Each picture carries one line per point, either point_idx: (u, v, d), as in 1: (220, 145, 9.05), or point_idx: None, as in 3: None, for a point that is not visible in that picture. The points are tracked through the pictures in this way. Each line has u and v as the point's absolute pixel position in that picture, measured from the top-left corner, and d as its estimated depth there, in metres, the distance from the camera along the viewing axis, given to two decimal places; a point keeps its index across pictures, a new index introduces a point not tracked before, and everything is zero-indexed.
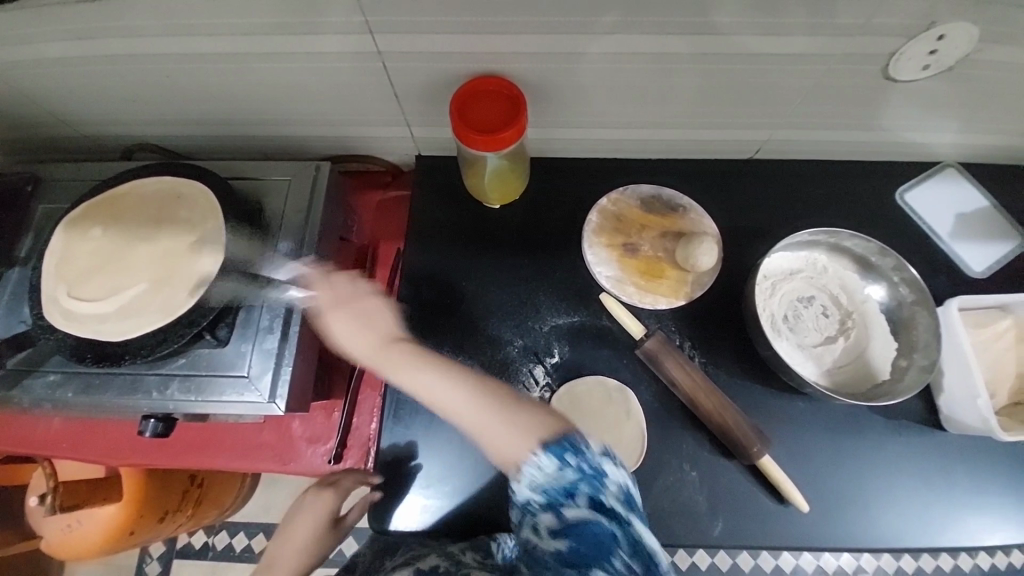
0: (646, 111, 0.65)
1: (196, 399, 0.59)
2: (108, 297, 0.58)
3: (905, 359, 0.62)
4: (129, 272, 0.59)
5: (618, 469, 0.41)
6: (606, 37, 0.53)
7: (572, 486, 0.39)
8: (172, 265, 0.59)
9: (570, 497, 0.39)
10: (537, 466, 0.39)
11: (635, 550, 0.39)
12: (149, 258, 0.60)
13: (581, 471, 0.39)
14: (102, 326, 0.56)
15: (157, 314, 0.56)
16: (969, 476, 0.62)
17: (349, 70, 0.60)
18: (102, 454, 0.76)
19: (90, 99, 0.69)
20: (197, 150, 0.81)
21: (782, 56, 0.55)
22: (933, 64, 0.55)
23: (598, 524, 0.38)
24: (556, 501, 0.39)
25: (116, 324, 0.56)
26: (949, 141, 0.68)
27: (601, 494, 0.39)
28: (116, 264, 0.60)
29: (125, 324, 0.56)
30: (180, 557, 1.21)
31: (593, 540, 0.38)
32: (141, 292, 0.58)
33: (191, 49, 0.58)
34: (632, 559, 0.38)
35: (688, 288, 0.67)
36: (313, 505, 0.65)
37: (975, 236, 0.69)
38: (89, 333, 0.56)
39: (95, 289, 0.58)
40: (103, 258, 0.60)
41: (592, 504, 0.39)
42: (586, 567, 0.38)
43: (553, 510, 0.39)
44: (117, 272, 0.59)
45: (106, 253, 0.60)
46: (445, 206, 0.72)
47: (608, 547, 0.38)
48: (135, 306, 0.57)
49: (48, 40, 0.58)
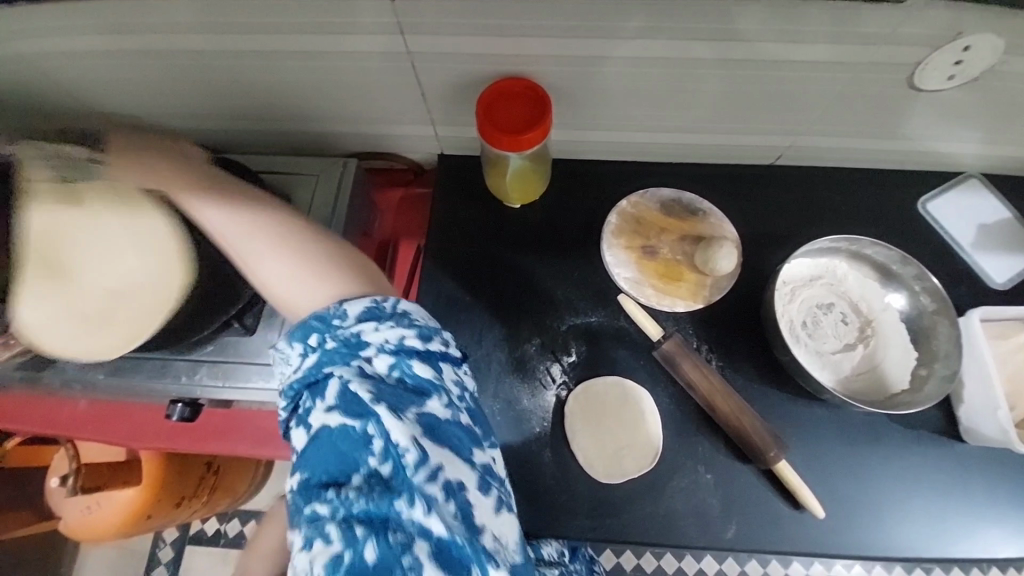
0: (668, 115, 0.66)
1: (223, 385, 0.61)
2: None
3: (925, 368, 0.62)
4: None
5: (386, 342, 0.45)
6: (632, 41, 0.54)
7: (318, 375, 0.45)
8: None
9: (320, 395, 0.45)
10: (297, 348, 0.47)
11: (385, 449, 0.42)
12: None
13: (331, 350, 0.46)
14: None
15: None
16: (987, 489, 0.61)
17: (378, 69, 0.61)
18: (126, 436, 0.78)
19: (126, 92, 0.72)
20: (226, 145, 0.83)
21: (807, 64, 0.55)
22: (959, 74, 0.55)
23: (341, 424, 0.43)
24: (306, 403, 0.45)
25: None
26: (973, 151, 0.68)
27: (348, 380, 0.44)
28: None
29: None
30: (193, 543, 1.23)
31: (333, 450, 0.43)
32: None
33: (226, 46, 0.60)
34: (378, 461, 0.42)
35: (705, 292, 0.67)
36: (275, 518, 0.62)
37: (998, 248, 0.69)
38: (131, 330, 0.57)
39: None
40: None
41: (337, 404, 0.44)
42: (330, 475, 0.43)
43: (304, 420, 0.45)
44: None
45: None
46: (467, 204, 0.74)
47: (354, 450, 0.43)
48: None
49: (91, 34, 0.60)
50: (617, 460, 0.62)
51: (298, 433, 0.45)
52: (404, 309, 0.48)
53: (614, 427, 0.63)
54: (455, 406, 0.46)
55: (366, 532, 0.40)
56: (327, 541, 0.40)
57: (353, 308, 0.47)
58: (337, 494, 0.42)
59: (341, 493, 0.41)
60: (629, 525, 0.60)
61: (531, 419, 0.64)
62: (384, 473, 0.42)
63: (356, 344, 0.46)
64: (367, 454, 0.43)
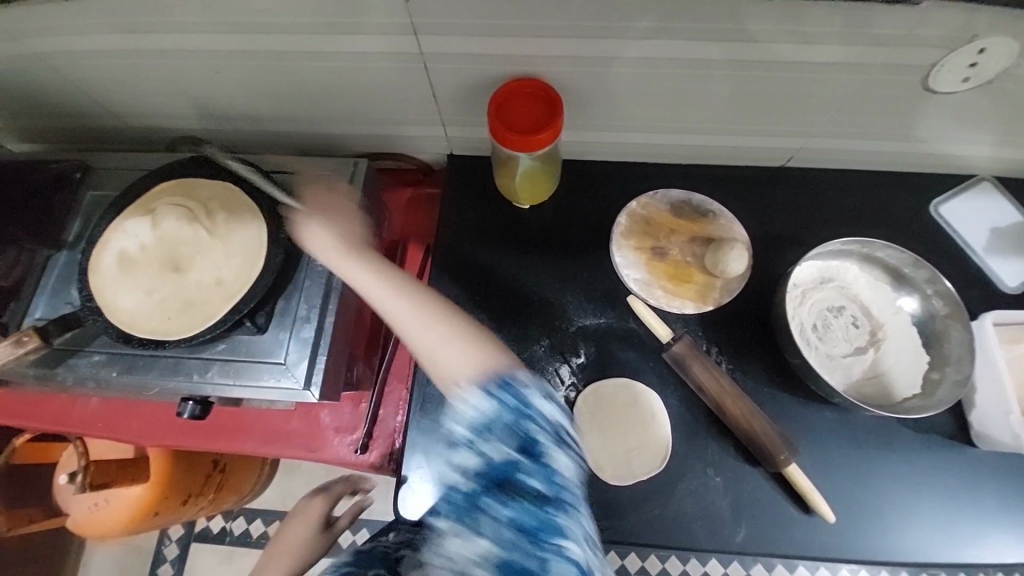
0: (678, 116, 0.66)
1: (234, 383, 0.61)
2: (171, 293, 0.60)
3: (937, 372, 0.62)
4: (182, 268, 0.60)
5: (553, 421, 0.42)
6: (644, 41, 0.54)
7: (491, 421, 0.41)
8: (233, 259, 0.60)
9: (489, 434, 0.40)
10: (474, 395, 0.42)
11: (552, 485, 0.41)
12: (205, 253, 0.61)
13: (506, 404, 0.41)
14: (169, 322, 0.58)
15: (221, 302, 0.59)
16: (1000, 494, 0.61)
17: (389, 69, 0.61)
18: (136, 433, 0.78)
19: (139, 91, 0.72)
20: (237, 144, 0.84)
21: (819, 66, 0.55)
22: (973, 76, 0.54)
23: (505, 461, 0.40)
24: (472, 440, 0.41)
25: (181, 319, 0.58)
26: (986, 154, 0.67)
27: (518, 428, 0.41)
28: (172, 259, 0.61)
29: (185, 320, 0.58)
30: (198, 540, 1.24)
31: (489, 472, 0.41)
32: (203, 286, 0.59)
33: (239, 46, 0.60)
34: (543, 489, 0.40)
35: (715, 294, 0.67)
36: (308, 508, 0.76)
37: (1010, 251, 0.68)
38: (155, 329, 0.58)
39: (152, 288, 0.60)
40: (159, 254, 0.61)
41: (509, 441, 0.40)
42: (495, 493, 0.41)
43: (474, 449, 0.41)
44: (173, 270, 0.60)
45: (161, 249, 0.61)
46: (476, 205, 0.74)
47: (516, 480, 0.40)
48: (195, 302, 0.59)
49: (106, 33, 0.61)
50: (625, 461, 0.62)
51: (456, 454, 0.41)
52: (528, 378, 0.43)
53: (622, 428, 0.63)
54: (584, 462, 0.43)
55: (530, 560, 0.40)
56: (480, 541, 0.41)
57: (532, 376, 0.44)
58: (506, 510, 0.40)
59: (512, 496, 0.40)
60: (638, 527, 0.60)
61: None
62: (539, 493, 0.40)
63: (527, 407, 0.42)
64: (530, 476, 0.40)
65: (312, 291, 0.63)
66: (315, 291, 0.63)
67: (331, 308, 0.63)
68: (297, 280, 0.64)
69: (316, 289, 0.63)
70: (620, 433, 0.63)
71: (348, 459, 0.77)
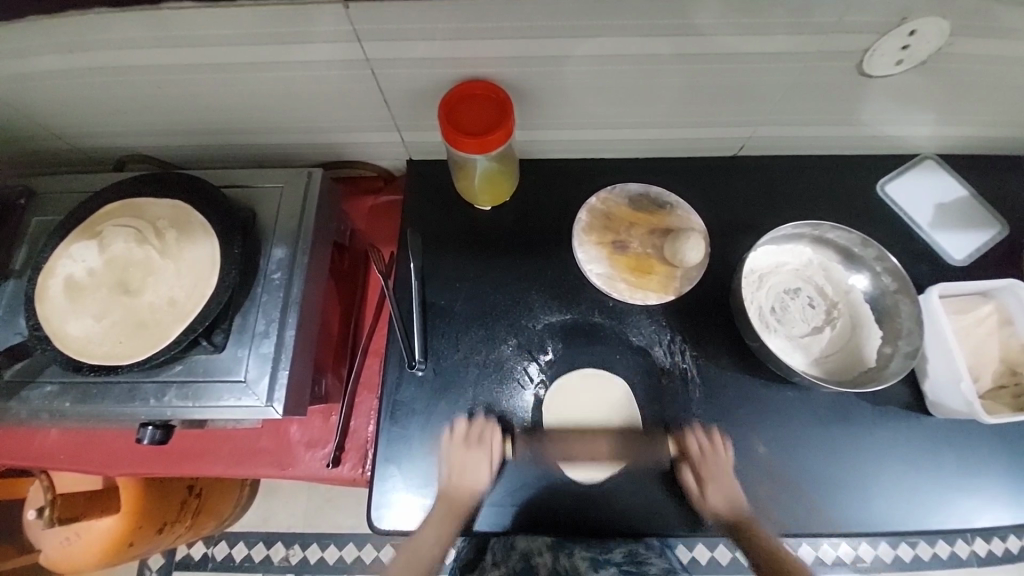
0: (631, 112, 0.66)
1: (193, 405, 0.59)
2: (122, 317, 0.58)
3: (890, 346, 0.64)
4: (134, 290, 0.59)
5: None
6: (589, 39, 0.54)
7: None
8: (185, 277, 0.59)
9: None
10: None
11: None
12: (156, 274, 0.59)
13: None
14: (120, 345, 0.57)
15: (173, 321, 0.57)
16: (958, 459, 0.63)
17: (339, 77, 0.61)
18: (102, 463, 0.76)
19: (82, 111, 0.70)
20: (190, 160, 0.82)
21: (761, 56, 0.56)
22: (906, 59, 0.56)
23: None
24: None
25: (133, 342, 0.57)
26: (927, 133, 0.70)
27: None
28: (123, 284, 0.59)
29: (138, 342, 0.56)
30: (180, 568, 1.20)
31: None
32: (156, 306, 0.58)
33: (181, 60, 0.59)
34: None
35: (677, 283, 0.68)
36: (474, 461, 0.61)
37: (956, 225, 0.71)
38: (105, 355, 0.56)
39: (103, 313, 0.58)
40: (108, 279, 0.59)
41: None
42: None
43: None
44: (124, 294, 0.59)
45: (111, 274, 0.59)
46: (436, 208, 0.73)
47: None
48: (147, 323, 0.57)
49: (39, 53, 0.58)
50: (592, 455, 0.63)
51: None
52: None
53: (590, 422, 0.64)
54: None
55: None
56: None
57: None
58: None
59: None
60: (614, 521, 0.61)
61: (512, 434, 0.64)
62: None
63: None
64: None
65: (270, 306, 0.62)
66: (272, 306, 0.62)
67: (290, 321, 0.62)
68: (254, 295, 0.63)
69: (274, 303, 0.62)
70: (589, 426, 0.64)
71: (322, 473, 0.77)
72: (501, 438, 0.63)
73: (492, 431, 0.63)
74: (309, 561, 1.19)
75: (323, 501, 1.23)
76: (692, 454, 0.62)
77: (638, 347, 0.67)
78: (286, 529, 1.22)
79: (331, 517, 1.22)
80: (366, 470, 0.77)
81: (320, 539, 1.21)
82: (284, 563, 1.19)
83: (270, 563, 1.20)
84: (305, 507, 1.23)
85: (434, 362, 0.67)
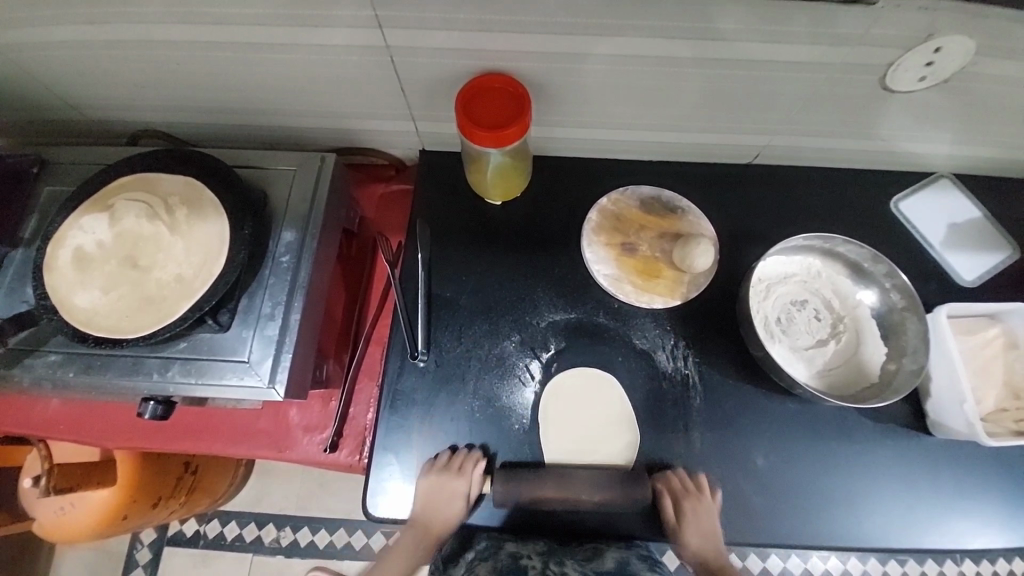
0: (647, 114, 0.66)
1: (196, 383, 0.60)
2: (129, 290, 0.58)
3: (893, 363, 0.63)
4: (143, 266, 0.59)
5: None
6: (611, 38, 0.54)
7: None
8: (194, 255, 0.59)
9: None
10: None
11: None
12: (167, 250, 0.59)
13: None
14: (125, 320, 0.57)
15: (180, 297, 0.57)
16: (955, 481, 0.63)
17: (357, 63, 0.60)
18: (102, 435, 0.77)
19: (98, 83, 0.70)
20: (203, 139, 0.82)
21: (784, 64, 0.56)
22: (929, 75, 0.56)
23: None
24: None
25: (138, 317, 0.57)
26: (943, 151, 0.69)
27: None
28: (132, 258, 0.59)
29: (144, 317, 0.57)
30: (171, 544, 1.21)
31: None
32: (165, 282, 0.58)
33: (200, 37, 0.59)
34: None
35: (683, 289, 0.68)
36: (449, 496, 0.61)
37: (966, 246, 0.70)
38: (109, 328, 0.56)
39: (110, 286, 0.58)
40: (118, 252, 0.59)
41: None
42: None
43: None
44: (133, 269, 0.59)
45: (121, 248, 0.60)
46: (447, 200, 0.73)
47: None
48: (155, 298, 0.58)
49: (60, 22, 0.58)
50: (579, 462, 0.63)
51: None
52: None
53: (592, 436, 0.64)
54: None
55: None
56: None
57: None
58: None
59: None
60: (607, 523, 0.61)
61: (487, 361, 0.66)
62: None
63: None
64: None
65: (277, 288, 0.62)
66: (279, 289, 0.62)
67: (296, 305, 0.62)
68: (262, 278, 0.63)
69: (281, 286, 0.62)
70: (595, 439, 0.64)
71: (318, 457, 0.77)
72: (480, 477, 0.62)
73: (472, 462, 0.62)
74: (299, 544, 1.20)
75: (316, 485, 1.24)
76: (675, 490, 0.61)
77: (642, 350, 0.67)
78: (278, 511, 1.23)
79: (322, 502, 1.23)
80: (363, 457, 0.77)
81: (311, 523, 1.21)
82: (274, 545, 1.20)
83: (261, 543, 1.21)
84: (298, 490, 1.24)
85: (438, 354, 0.67)
